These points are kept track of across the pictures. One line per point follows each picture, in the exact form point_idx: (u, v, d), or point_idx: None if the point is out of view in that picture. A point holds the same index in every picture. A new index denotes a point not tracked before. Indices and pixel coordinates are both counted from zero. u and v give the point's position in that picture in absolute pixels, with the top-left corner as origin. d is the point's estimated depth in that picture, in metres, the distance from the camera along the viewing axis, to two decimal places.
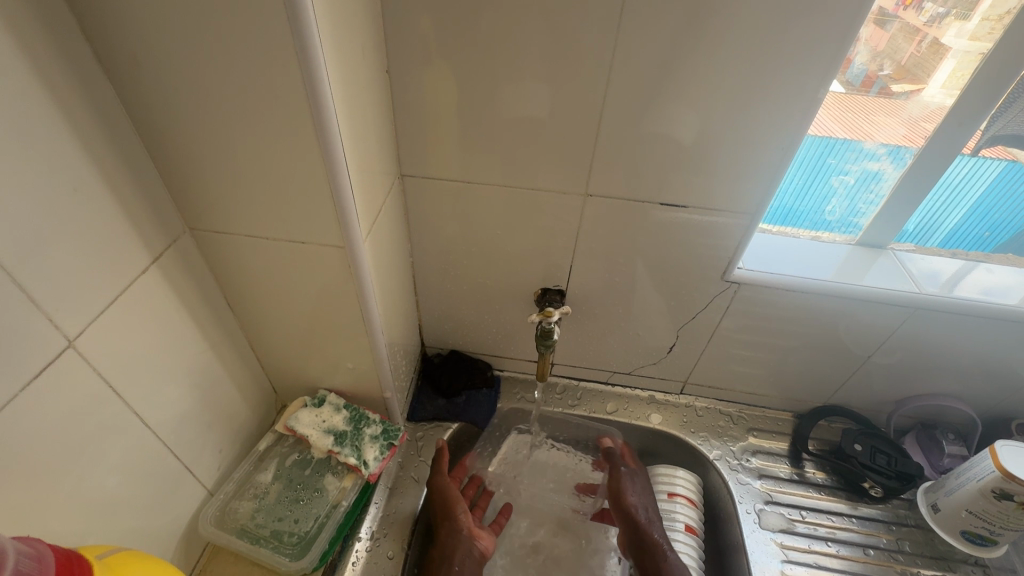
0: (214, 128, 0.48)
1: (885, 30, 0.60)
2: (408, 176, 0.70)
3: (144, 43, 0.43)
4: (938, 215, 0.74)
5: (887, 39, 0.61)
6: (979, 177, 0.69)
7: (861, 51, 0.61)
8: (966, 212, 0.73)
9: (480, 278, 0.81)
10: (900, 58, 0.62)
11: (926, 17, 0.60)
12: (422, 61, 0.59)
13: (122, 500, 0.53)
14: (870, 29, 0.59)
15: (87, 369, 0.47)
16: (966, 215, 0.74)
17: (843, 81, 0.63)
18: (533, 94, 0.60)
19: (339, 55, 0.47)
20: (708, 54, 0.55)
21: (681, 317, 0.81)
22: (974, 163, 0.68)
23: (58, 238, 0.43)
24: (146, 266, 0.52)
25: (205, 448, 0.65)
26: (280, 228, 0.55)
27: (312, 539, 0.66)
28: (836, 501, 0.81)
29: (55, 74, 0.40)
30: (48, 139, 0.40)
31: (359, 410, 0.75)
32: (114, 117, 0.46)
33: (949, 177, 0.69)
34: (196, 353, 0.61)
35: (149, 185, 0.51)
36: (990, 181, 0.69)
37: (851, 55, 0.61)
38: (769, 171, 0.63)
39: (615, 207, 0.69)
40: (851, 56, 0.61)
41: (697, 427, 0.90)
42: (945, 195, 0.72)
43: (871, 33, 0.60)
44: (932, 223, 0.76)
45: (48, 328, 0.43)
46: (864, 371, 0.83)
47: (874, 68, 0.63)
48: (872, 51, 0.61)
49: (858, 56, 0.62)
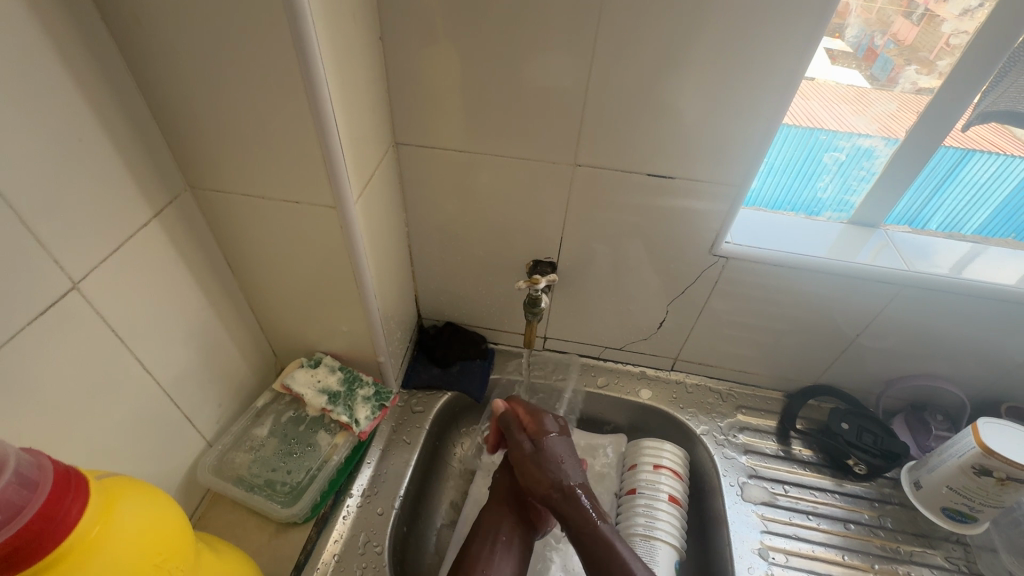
0: (210, 86, 0.50)
1: (914, 23, 0.62)
2: (403, 145, 0.71)
3: (143, 1, 0.45)
4: (963, 214, 0.75)
5: (918, 33, 0.62)
6: (1008, 177, 0.69)
7: (888, 44, 0.64)
8: (992, 212, 0.74)
9: (473, 248, 0.82)
10: (928, 51, 0.62)
11: (959, 10, 0.59)
12: (414, 28, 0.60)
13: (124, 441, 0.57)
14: (898, 21, 0.62)
15: (92, 313, 0.50)
16: (992, 215, 0.74)
17: (867, 75, 0.66)
18: (522, 61, 0.61)
19: (329, 19, 0.48)
20: (695, 25, 0.55)
21: (671, 291, 0.82)
22: (1003, 161, 0.68)
23: (63, 185, 0.45)
24: (147, 220, 0.55)
25: (205, 401, 0.68)
26: (275, 188, 0.58)
27: (303, 489, 0.69)
28: (821, 477, 0.82)
29: (59, 27, 0.43)
30: (53, 90, 0.43)
31: (353, 373, 0.78)
32: (116, 74, 0.49)
33: (979, 175, 0.70)
34: (197, 308, 0.64)
35: (150, 142, 0.54)
36: (1019, 181, 0.69)
37: (876, 48, 0.64)
38: (753, 145, 0.63)
39: (604, 178, 0.70)
40: (876, 48, 0.64)
41: (685, 403, 0.91)
42: (972, 193, 0.72)
43: (898, 25, 0.62)
44: (956, 221, 0.76)
45: (54, 270, 0.46)
46: (853, 351, 0.83)
47: (900, 62, 0.64)
48: (901, 45, 0.64)
49: (885, 49, 0.64)
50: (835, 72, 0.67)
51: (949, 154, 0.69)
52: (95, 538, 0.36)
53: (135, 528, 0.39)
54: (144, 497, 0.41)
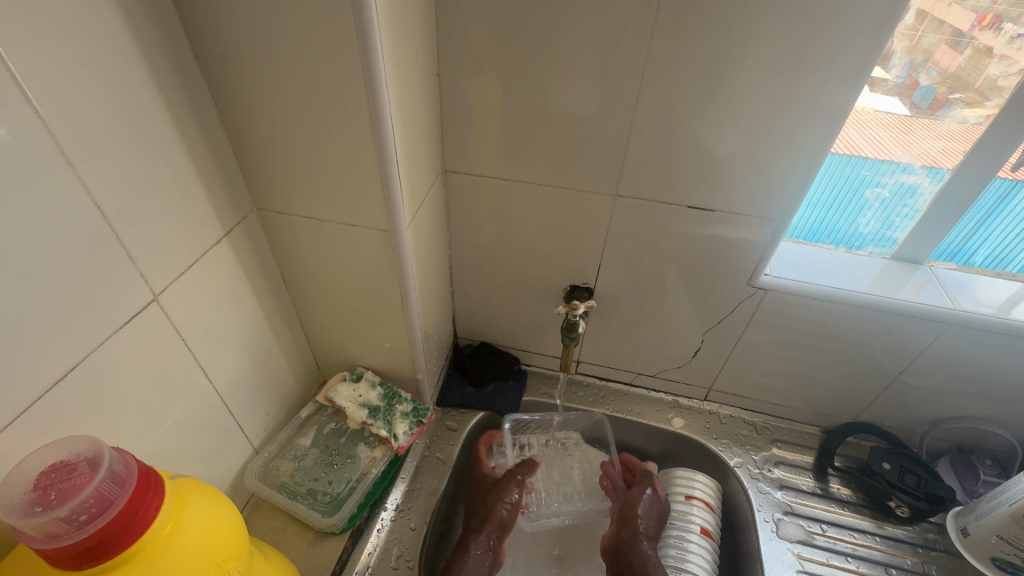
0: (283, 117, 0.54)
1: (959, 51, 0.61)
2: (451, 172, 0.75)
3: (231, 42, 0.50)
4: (1012, 247, 0.73)
5: (962, 62, 0.62)
6: None
7: (930, 72, 0.63)
8: None
9: (512, 272, 0.85)
10: (974, 80, 0.62)
11: (1006, 39, 0.59)
12: (468, 63, 0.64)
13: (184, 444, 0.60)
14: (941, 50, 0.62)
15: (167, 323, 0.54)
16: None
17: (908, 103, 0.66)
18: (569, 95, 0.64)
19: (396, 60, 0.52)
20: (740, 65, 0.57)
21: (707, 321, 0.82)
22: None
23: (152, 206, 0.50)
24: (218, 238, 0.59)
25: (255, 409, 0.71)
26: (333, 212, 0.62)
27: (342, 500, 0.71)
28: (860, 518, 0.80)
29: (160, 66, 0.48)
30: (150, 120, 0.48)
31: (392, 389, 0.81)
32: (202, 105, 0.54)
33: None
34: (254, 321, 0.68)
35: (226, 167, 0.58)
36: None
37: (917, 76, 0.64)
38: (796, 179, 0.64)
39: (644, 208, 0.72)
40: (917, 76, 0.64)
41: (719, 433, 0.90)
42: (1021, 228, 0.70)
43: (941, 54, 0.62)
44: (1004, 254, 0.74)
45: (138, 283, 0.50)
46: (896, 388, 0.81)
47: (944, 91, 0.64)
48: (944, 73, 0.63)
49: (927, 77, 0.64)
50: (876, 99, 0.66)
51: (998, 185, 0.67)
52: (168, 535, 0.39)
53: (200, 530, 0.42)
54: (209, 501, 0.44)
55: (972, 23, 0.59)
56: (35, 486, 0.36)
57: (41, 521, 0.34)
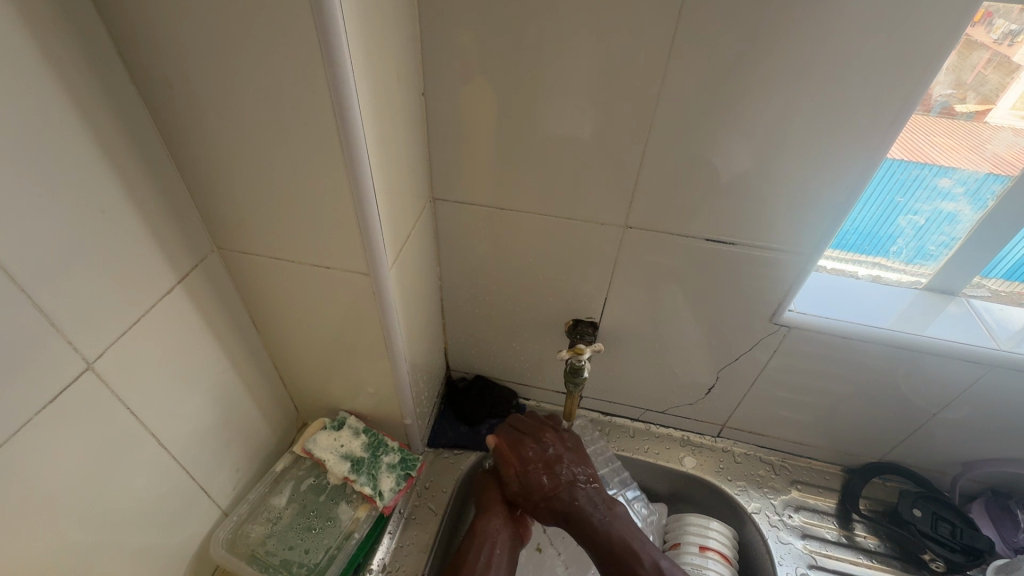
0: (242, 150, 0.47)
1: (951, 50, 0.51)
2: (440, 201, 0.68)
3: (175, 64, 0.42)
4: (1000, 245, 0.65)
5: (952, 61, 0.52)
6: None
7: None
8: None
9: (509, 304, 0.78)
10: (965, 77, 0.54)
11: (999, 35, 0.51)
12: (458, 81, 0.57)
13: (136, 521, 0.53)
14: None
15: (107, 390, 0.47)
16: None
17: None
18: (573, 116, 0.57)
19: (373, 85, 0.45)
20: (767, 85, 0.50)
21: (722, 356, 0.75)
22: None
23: (84, 260, 0.42)
24: (172, 286, 0.51)
25: (222, 468, 0.64)
26: (307, 252, 0.54)
27: (321, 571, 0.63)
28: (890, 572, 0.74)
29: (87, 95, 0.40)
30: (78, 160, 0.40)
31: (378, 437, 0.72)
32: (146, 136, 0.46)
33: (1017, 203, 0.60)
34: (218, 372, 0.60)
35: (179, 204, 0.51)
36: None
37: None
38: (828, 209, 0.57)
39: (656, 240, 0.65)
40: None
41: (734, 474, 0.83)
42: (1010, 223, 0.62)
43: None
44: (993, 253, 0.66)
45: (68, 351, 0.42)
46: (928, 428, 0.75)
47: (936, 89, 0.55)
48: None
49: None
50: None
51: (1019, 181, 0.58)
52: None
53: None
54: None
55: None
56: None
57: None
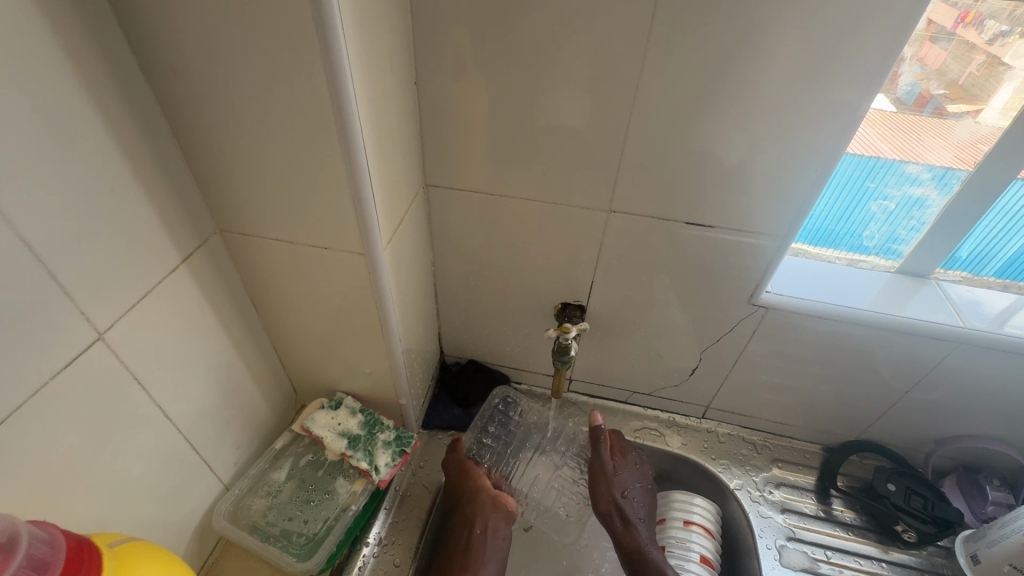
0: (243, 133, 0.49)
1: (943, 48, 0.56)
2: (433, 186, 0.70)
3: (181, 51, 0.45)
4: (993, 241, 0.69)
5: (946, 58, 0.57)
6: None
7: (914, 69, 0.58)
8: None
9: (500, 289, 0.81)
10: (958, 77, 0.58)
11: (989, 36, 0.55)
12: (449, 71, 0.60)
13: (142, 489, 0.55)
14: (925, 47, 0.56)
15: (115, 362, 0.49)
16: None
17: (894, 99, 0.60)
18: (559, 104, 0.59)
19: (367, 70, 0.48)
20: (741, 73, 0.53)
21: (705, 338, 0.78)
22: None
23: (94, 236, 0.45)
24: (176, 265, 0.54)
25: (224, 444, 0.66)
26: (305, 234, 0.57)
27: (320, 540, 0.66)
28: (866, 543, 0.77)
29: (97, 78, 0.43)
30: (88, 140, 0.43)
31: (374, 416, 0.75)
32: (152, 120, 0.49)
33: (1007, 203, 0.64)
34: (220, 350, 0.63)
35: (183, 187, 0.53)
36: None
37: (901, 73, 0.58)
38: (800, 192, 0.61)
39: (639, 224, 0.68)
40: (901, 74, 0.58)
41: (717, 453, 0.87)
42: (1002, 221, 0.66)
43: (927, 50, 0.56)
44: (987, 250, 0.70)
45: (79, 321, 0.45)
46: (901, 406, 0.78)
47: (929, 86, 0.59)
48: (927, 70, 0.58)
49: (911, 74, 0.59)
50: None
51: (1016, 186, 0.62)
52: None
53: None
54: (156, 563, 0.40)
55: (955, 19, 0.54)
56: None
57: None
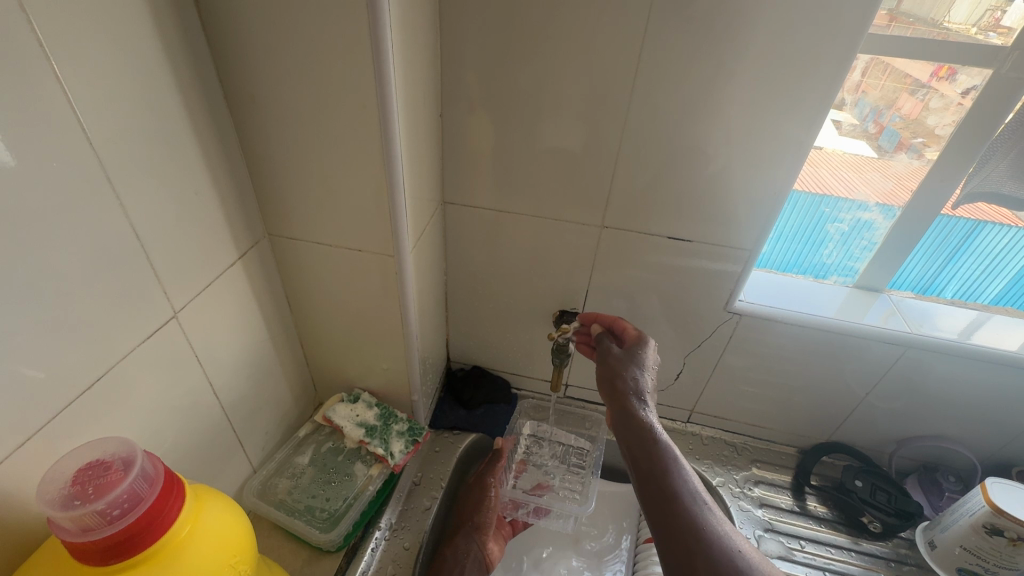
0: (300, 153, 0.60)
1: (920, 99, 0.67)
2: (450, 204, 0.80)
3: (261, 86, 0.55)
4: (980, 283, 0.81)
5: (922, 109, 0.68)
6: (1020, 248, 0.75)
7: (894, 118, 0.69)
8: (1009, 282, 0.80)
9: (504, 297, 0.90)
10: (932, 127, 0.68)
11: (962, 89, 0.65)
12: (470, 106, 0.71)
13: (192, 457, 0.62)
14: (901, 98, 0.68)
15: (183, 339, 0.57)
16: (1009, 284, 0.80)
17: (874, 146, 0.72)
18: (561, 135, 0.70)
19: (407, 102, 0.58)
20: (712, 112, 0.65)
21: (688, 345, 0.87)
22: (947, 220, 0.75)
23: (178, 230, 0.54)
24: (233, 261, 0.63)
25: (255, 428, 0.73)
26: (340, 238, 0.66)
27: (340, 516, 0.72)
28: (837, 535, 0.84)
29: (192, 105, 0.53)
30: (181, 152, 0.53)
31: (389, 409, 0.83)
32: (227, 139, 0.59)
33: (992, 247, 0.76)
34: (260, 340, 0.71)
35: (244, 195, 0.63)
36: None
37: (882, 121, 0.70)
38: (765, 212, 0.71)
39: (628, 239, 0.77)
40: (881, 122, 0.70)
41: (702, 454, 0.94)
42: (985, 264, 0.78)
43: (902, 101, 0.68)
44: (974, 290, 0.82)
45: (162, 300, 0.53)
46: (865, 409, 0.87)
47: (907, 135, 0.70)
48: (906, 119, 0.69)
49: (891, 122, 0.70)
50: (845, 142, 0.72)
51: (963, 225, 0.75)
52: (185, 535, 0.43)
53: (217, 529, 0.46)
54: (223, 507, 0.48)
55: (930, 74, 0.65)
56: (73, 481, 0.41)
57: (79, 513, 0.38)
